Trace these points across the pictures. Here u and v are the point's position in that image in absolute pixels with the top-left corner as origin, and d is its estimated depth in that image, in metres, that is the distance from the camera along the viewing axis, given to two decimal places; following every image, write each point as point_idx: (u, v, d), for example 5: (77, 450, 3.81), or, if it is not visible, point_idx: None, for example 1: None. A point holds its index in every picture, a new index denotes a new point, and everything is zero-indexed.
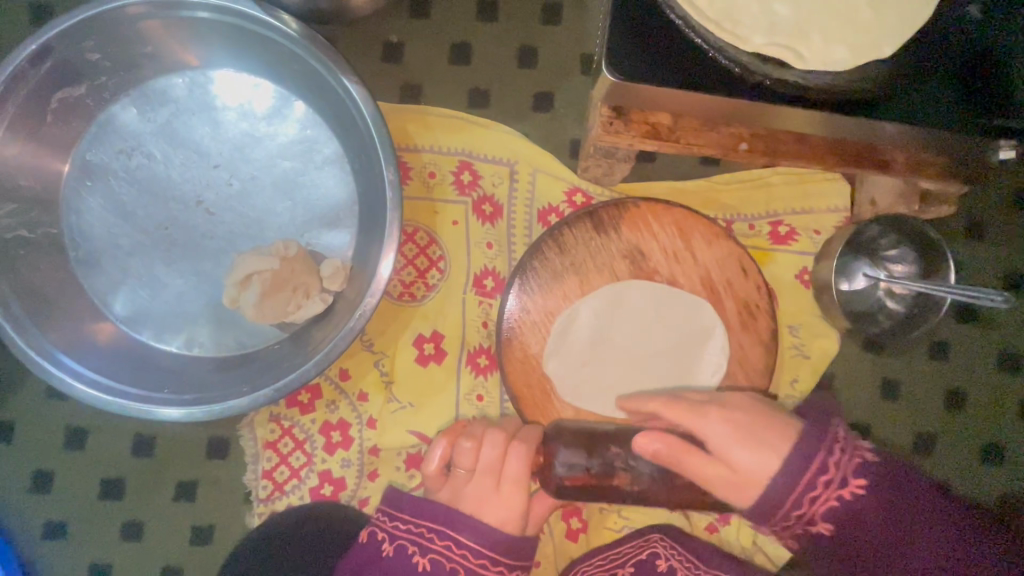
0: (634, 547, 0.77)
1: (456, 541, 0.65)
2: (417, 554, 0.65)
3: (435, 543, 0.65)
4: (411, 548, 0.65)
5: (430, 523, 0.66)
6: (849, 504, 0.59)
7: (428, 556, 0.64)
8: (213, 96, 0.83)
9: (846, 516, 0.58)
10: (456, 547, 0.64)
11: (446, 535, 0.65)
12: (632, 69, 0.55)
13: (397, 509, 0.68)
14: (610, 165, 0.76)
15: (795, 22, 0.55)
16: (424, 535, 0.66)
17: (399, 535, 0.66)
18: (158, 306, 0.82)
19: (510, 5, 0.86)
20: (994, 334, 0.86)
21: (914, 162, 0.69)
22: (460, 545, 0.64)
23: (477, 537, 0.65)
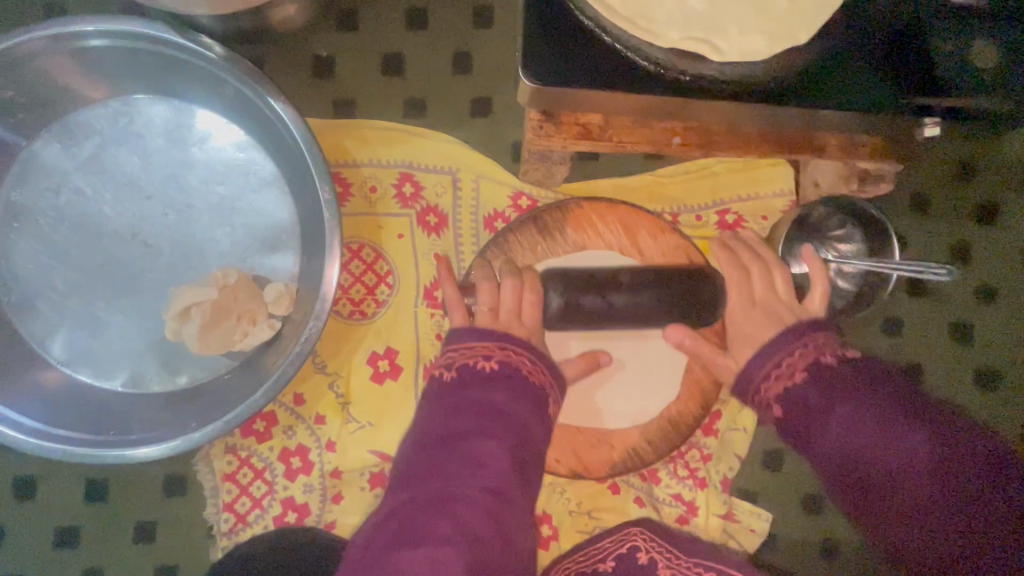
0: (614, 543, 0.74)
1: (513, 375, 0.61)
2: (483, 364, 0.62)
3: (489, 370, 0.61)
4: (473, 360, 0.62)
5: (495, 348, 0.63)
6: (804, 393, 0.58)
7: (495, 366, 0.62)
8: (140, 125, 0.80)
9: (794, 396, 0.59)
10: (523, 359, 0.63)
11: (513, 372, 0.62)
12: (546, 73, 0.54)
13: (454, 342, 0.65)
14: (548, 167, 0.75)
15: (709, 15, 0.55)
16: (483, 360, 0.62)
17: (462, 357, 0.63)
18: (101, 346, 0.79)
19: (439, 10, 0.84)
20: (946, 305, 0.87)
21: (846, 143, 0.69)
22: (496, 388, 0.60)
23: (532, 381, 0.62)
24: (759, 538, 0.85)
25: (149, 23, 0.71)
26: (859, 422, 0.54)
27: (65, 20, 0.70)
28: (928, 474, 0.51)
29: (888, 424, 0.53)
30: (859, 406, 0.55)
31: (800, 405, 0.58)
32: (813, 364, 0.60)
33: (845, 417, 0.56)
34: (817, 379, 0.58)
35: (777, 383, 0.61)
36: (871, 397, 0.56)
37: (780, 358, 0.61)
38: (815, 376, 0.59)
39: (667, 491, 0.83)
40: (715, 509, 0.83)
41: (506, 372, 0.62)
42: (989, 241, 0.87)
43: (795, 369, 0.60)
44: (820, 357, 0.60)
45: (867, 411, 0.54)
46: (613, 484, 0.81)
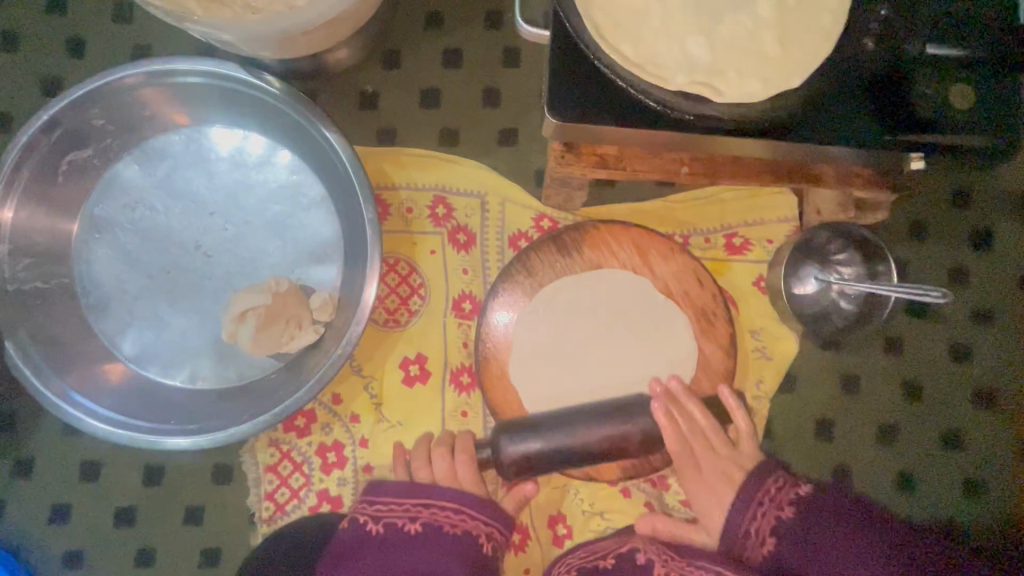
0: (616, 544, 0.77)
1: (438, 530, 0.71)
2: (409, 525, 0.71)
3: (415, 532, 0.70)
4: (401, 521, 0.72)
5: (417, 502, 0.73)
6: (784, 553, 0.64)
7: (421, 527, 0.71)
8: (207, 150, 0.91)
9: (744, 520, 0.68)
10: (442, 516, 0.72)
11: (432, 529, 0.70)
12: (567, 111, 0.62)
13: (379, 496, 0.74)
14: (568, 192, 0.83)
15: (712, 62, 0.63)
16: (410, 522, 0.72)
17: (390, 514, 0.72)
18: (164, 344, 0.88)
19: (472, 52, 0.94)
20: (946, 327, 0.91)
21: (842, 174, 0.76)
22: (422, 538, 0.70)
23: (459, 537, 0.70)
24: (765, 546, 0.89)
25: (223, 63, 0.82)
26: (836, 565, 0.61)
27: (154, 61, 0.82)
28: (860, 559, 0.60)
29: (858, 558, 0.60)
30: (802, 511, 0.66)
31: (777, 565, 0.64)
32: (778, 530, 0.66)
33: (762, 504, 0.68)
34: (787, 538, 0.65)
35: (707, 445, 0.71)
36: (838, 527, 0.63)
37: (707, 427, 0.70)
38: (758, 482, 0.69)
39: (676, 497, 0.88)
40: None
41: (434, 532, 0.70)
42: (987, 268, 0.92)
43: (737, 442, 0.70)
44: (779, 516, 0.66)
45: (838, 557, 0.61)
46: (624, 488, 0.86)
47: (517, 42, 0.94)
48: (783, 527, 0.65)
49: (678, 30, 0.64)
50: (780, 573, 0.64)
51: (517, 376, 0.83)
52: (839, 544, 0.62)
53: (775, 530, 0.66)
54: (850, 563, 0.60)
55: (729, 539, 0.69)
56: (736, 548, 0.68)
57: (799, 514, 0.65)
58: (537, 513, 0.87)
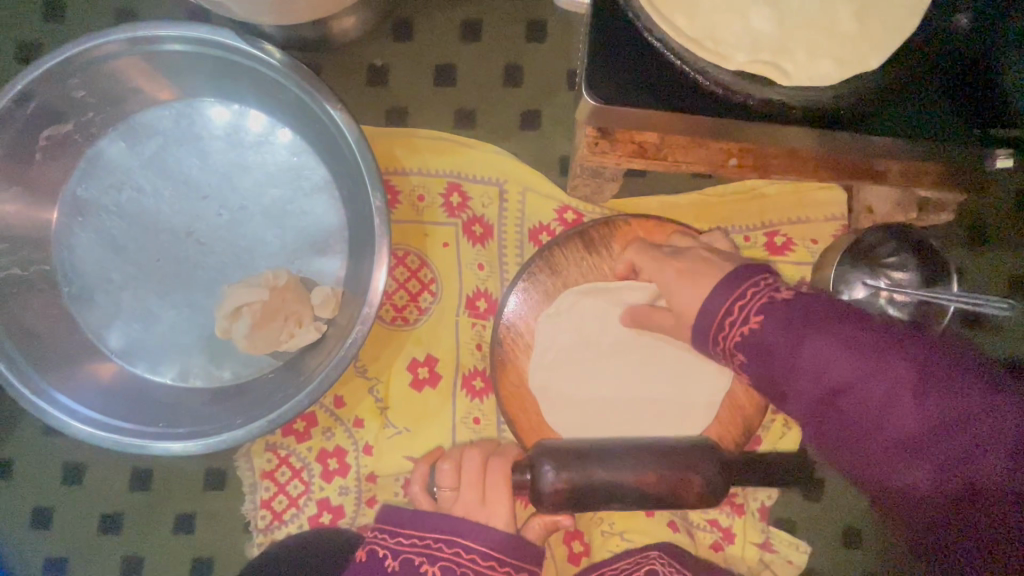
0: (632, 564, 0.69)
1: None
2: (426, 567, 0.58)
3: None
4: (419, 559, 0.59)
5: (440, 535, 0.60)
6: (760, 335, 0.58)
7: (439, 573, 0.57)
8: (200, 127, 0.83)
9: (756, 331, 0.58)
10: (467, 561, 0.58)
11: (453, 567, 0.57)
12: (611, 93, 0.54)
13: (398, 524, 0.61)
14: (598, 183, 0.75)
15: (777, 39, 0.54)
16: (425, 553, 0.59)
17: (407, 548, 0.59)
18: (153, 339, 0.81)
19: (493, 23, 0.85)
20: (1001, 339, 0.84)
21: (908, 171, 0.68)
22: None
23: None
24: (797, 570, 0.83)
25: (215, 29, 0.73)
26: (829, 354, 0.53)
27: (140, 25, 0.73)
28: (884, 388, 0.50)
29: (857, 344, 0.52)
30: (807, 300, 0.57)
31: (761, 350, 0.58)
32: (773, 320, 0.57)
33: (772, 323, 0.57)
34: (775, 322, 0.57)
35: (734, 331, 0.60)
36: (832, 324, 0.54)
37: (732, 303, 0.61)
38: (769, 317, 0.58)
39: (702, 516, 0.81)
40: (752, 537, 0.81)
41: None
42: None
43: (748, 313, 0.59)
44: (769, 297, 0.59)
45: (835, 351, 0.53)
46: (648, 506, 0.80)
47: (543, 13, 0.85)
48: (811, 355, 0.54)
49: (738, 2, 0.55)
50: (762, 359, 0.58)
51: (537, 383, 0.76)
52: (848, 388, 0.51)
53: (799, 370, 0.54)
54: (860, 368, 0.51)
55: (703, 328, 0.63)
56: (711, 332, 0.63)
57: (840, 341, 0.52)
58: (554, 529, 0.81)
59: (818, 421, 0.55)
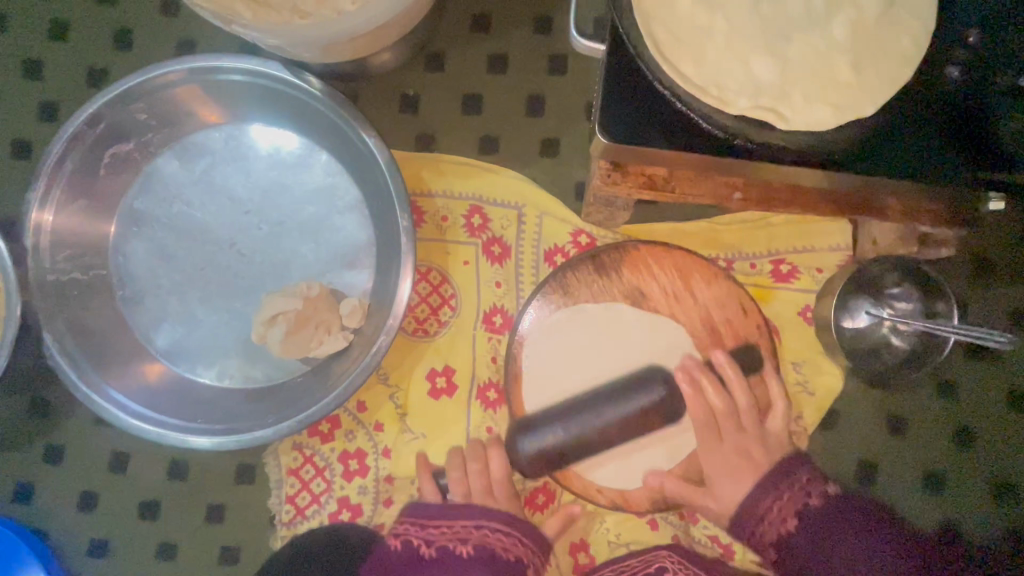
0: (643, 562, 0.79)
1: (479, 556, 0.72)
2: (460, 548, 0.73)
3: (467, 556, 0.72)
4: (454, 543, 0.73)
5: (463, 524, 0.75)
6: (797, 539, 0.69)
7: (471, 551, 0.73)
8: (245, 148, 0.90)
9: (806, 518, 0.70)
10: (480, 534, 0.74)
11: (484, 551, 0.73)
12: (620, 132, 0.59)
13: (419, 513, 0.76)
14: (611, 211, 0.80)
15: (777, 85, 0.59)
16: (462, 543, 0.73)
17: (441, 536, 0.74)
18: (194, 341, 0.88)
19: (518, 56, 0.91)
20: (1005, 371, 0.86)
21: (909, 207, 0.71)
22: (474, 568, 0.71)
23: (511, 563, 0.73)
24: None
25: (265, 62, 0.81)
26: (856, 549, 0.66)
27: (196, 57, 0.81)
28: (874, 549, 0.66)
29: (871, 529, 0.68)
30: (827, 502, 0.70)
31: (792, 552, 0.69)
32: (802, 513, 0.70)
33: (809, 522, 0.69)
34: (807, 522, 0.69)
35: (772, 529, 0.71)
36: (864, 530, 0.68)
37: (760, 502, 0.73)
38: (828, 507, 0.69)
39: (703, 531, 0.84)
40: (752, 554, 0.84)
41: (463, 558, 0.72)
42: None
43: (775, 514, 0.71)
44: (807, 501, 0.70)
45: (857, 540, 0.67)
46: (651, 519, 0.83)
47: (565, 49, 0.91)
48: (858, 549, 0.66)
49: (743, 52, 0.60)
50: (819, 547, 0.67)
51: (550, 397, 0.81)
52: (861, 539, 0.67)
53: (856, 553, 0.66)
54: (858, 544, 0.67)
55: None
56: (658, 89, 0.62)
57: (877, 545, 0.66)
58: (559, 537, 0.84)
59: (825, 569, 0.67)
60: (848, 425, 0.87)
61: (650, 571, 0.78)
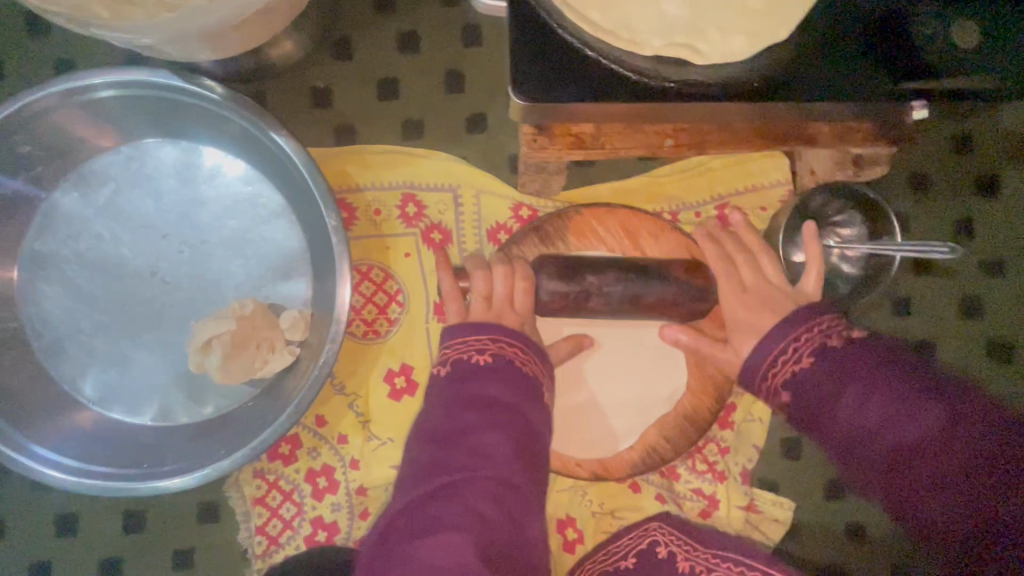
0: (634, 539, 0.75)
1: (508, 368, 0.63)
2: (477, 358, 0.64)
3: (488, 365, 0.63)
4: (467, 355, 0.65)
5: (495, 346, 0.65)
6: (807, 373, 0.60)
7: (489, 360, 0.64)
8: (151, 168, 0.84)
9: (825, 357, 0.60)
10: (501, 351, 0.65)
11: (504, 362, 0.64)
12: (534, 92, 0.56)
13: (450, 341, 0.67)
14: (545, 178, 0.77)
15: (691, 20, 0.57)
16: (479, 354, 0.65)
17: (456, 351, 0.65)
18: (128, 382, 0.82)
19: (429, 33, 0.86)
20: (954, 281, 0.87)
21: (840, 130, 0.70)
22: (490, 379, 0.62)
23: (523, 372, 0.64)
24: (783, 527, 0.85)
25: (153, 70, 0.74)
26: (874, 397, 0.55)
27: (72, 75, 0.74)
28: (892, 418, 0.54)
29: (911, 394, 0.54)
30: (827, 355, 0.60)
31: (802, 394, 0.60)
32: (826, 349, 0.60)
33: (831, 358, 0.60)
34: (825, 364, 0.59)
35: (786, 368, 0.62)
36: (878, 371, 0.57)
37: (786, 344, 0.63)
38: (822, 358, 0.60)
39: (687, 486, 0.83)
40: (737, 500, 0.83)
41: (505, 365, 0.63)
42: (993, 214, 0.87)
43: (802, 354, 0.61)
44: (826, 340, 0.60)
45: (878, 389, 0.55)
46: (633, 482, 0.82)
47: (476, 19, 0.87)
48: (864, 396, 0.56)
49: None
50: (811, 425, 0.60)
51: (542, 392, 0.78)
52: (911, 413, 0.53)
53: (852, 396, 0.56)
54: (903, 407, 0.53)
55: (751, 368, 0.65)
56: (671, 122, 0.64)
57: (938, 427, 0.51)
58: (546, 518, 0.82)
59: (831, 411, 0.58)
60: None
61: (644, 547, 0.75)
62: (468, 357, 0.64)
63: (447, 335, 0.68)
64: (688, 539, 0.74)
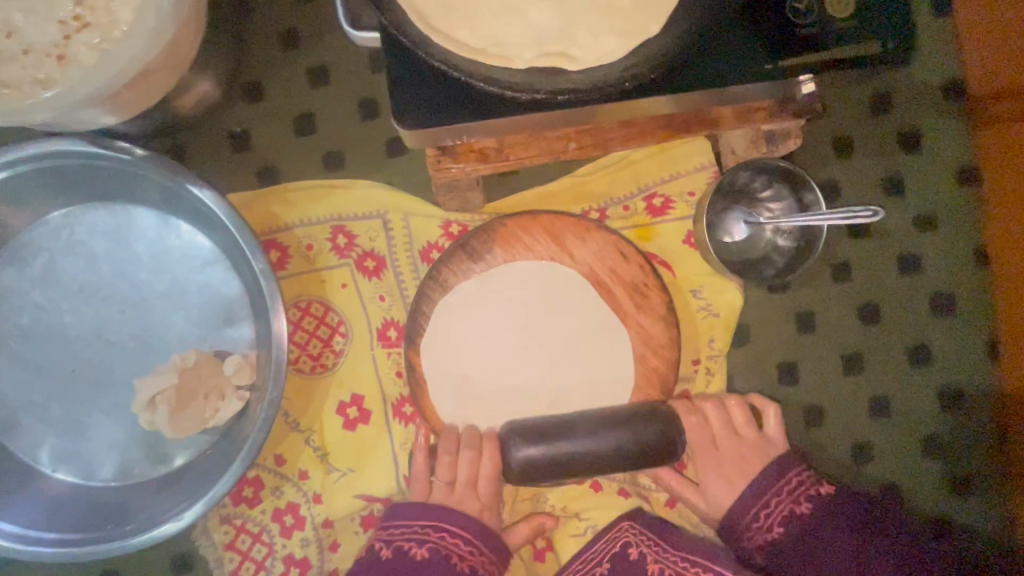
0: (609, 542, 0.78)
1: (445, 564, 0.72)
2: (415, 551, 0.73)
3: (421, 557, 0.72)
4: (409, 544, 0.73)
5: (438, 541, 0.74)
6: (796, 525, 0.74)
7: (427, 553, 0.73)
8: (81, 234, 0.85)
9: (779, 539, 0.74)
10: (450, 544, 0.74)
11: (439, 557, 0.73)
12: (425, 122, 0.57)
13: (397, 518, 0.76)
14: (462, 195, 0.77)
15: (558, 29, 0.57)
16: (415, 547, 0.73)
17: (397, 538, 0.74)
18: (87, 446, 0.83)
19: (337, 64, 0.87)
20: (889, 241, 0.87)
21: (741, 111, 0.70)
22: (428, 575, 0.71)
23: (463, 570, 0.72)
24: None
25: (64, 139, 0.75)
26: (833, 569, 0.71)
27: None
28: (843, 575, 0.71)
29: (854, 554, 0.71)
30: (817, 508, 0.74)
31: (777, 551, 0.74)
32: (791, 517, 0.74)
33: (794, 524, 0.74)
34: (792, 530, 0.74)
35: (764, 522, 0.75)
36: (836, 530, 0.73)
37: (761, 502, 0.76)
38: (787, 527, 0.74)
39: (649, 478, 0.84)
40: (699, 486, 0.84)
41: (439, 561, 0.72)
42: (921, 169, 0.87)
43: (771, 520, 0.75)
44: (793, 509, 0.74)
45: (833, 560, 0.71)
46: (594, 482, 0.83)
47: None
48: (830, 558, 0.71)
49: (515, 4, 0.58)
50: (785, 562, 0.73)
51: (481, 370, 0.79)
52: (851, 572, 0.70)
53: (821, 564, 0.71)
54: (873, 561, 0.70)
55: (734, 522, 0.77)
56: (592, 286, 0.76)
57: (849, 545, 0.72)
58: (513, 528, 0.83)
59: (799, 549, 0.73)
60: (761, 336, 0.87)
61: (619, 549, 0.78)
62: (408, 549, 0.73)
63: (395, 513, 0.76)
64: (659, 539, 0.77)
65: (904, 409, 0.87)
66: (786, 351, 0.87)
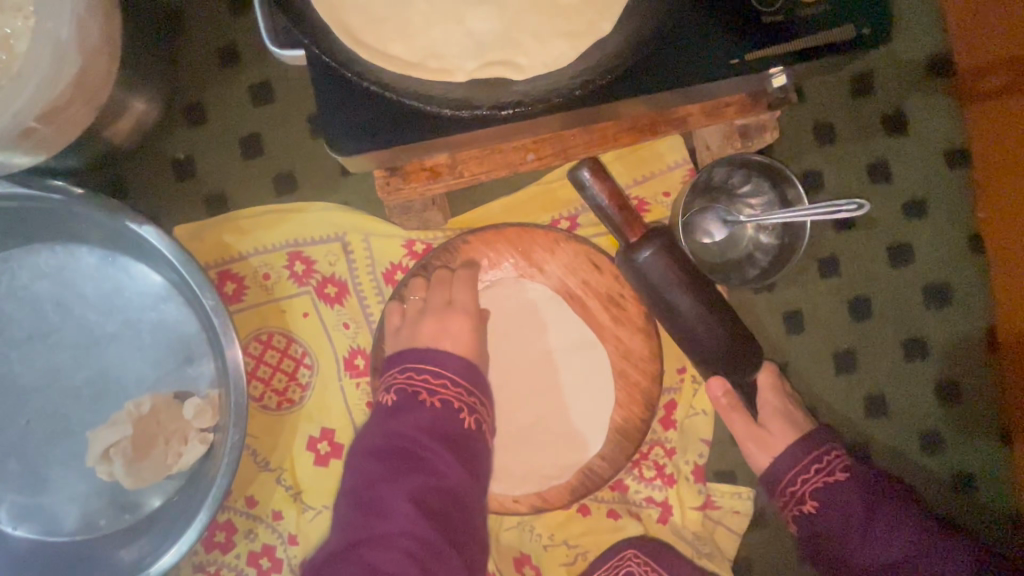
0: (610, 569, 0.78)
1: (415, 402, 0.65)
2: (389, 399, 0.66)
3: (430, 405, 0.65)
4: (412, 390, 0.66)
5: (441, 393, 0.66)
6: (837, 495, 0.70)
7: (437, 404, 0.65)
8: (23, 279, 0.80)
9: (837, 497, 0.70)
10: (442, 389, 0.66)
11: (449, 412, 0.65)
12: (354, 145, 0.52)
13: (409, 361, 0.68)
14: (419, 213, 0.72)
15: (498, 35, 0.52)
16: (419, 397, 0.66)
17: (396, 382, 0.67)
18: (47, 501, 0.79)
19: (281, 79, 0.81)
20: (878, 230, 0.82)
21: (709, 107, 0.65)
22: (408, 417, 0.64)
23: (437, 411, 0.65)
24: (747, 519, 0.82)
25: None
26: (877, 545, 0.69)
27: None
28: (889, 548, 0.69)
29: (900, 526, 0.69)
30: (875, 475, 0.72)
31: (828, 515, 0.70)
32: (854, 473, 0.70)
33: (858, 481, 0.70)
34: (856, 483, 0.70)
35: (815, 480, 0.71)
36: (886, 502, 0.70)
37: (816, 458, 0.71)
38: (849, 481, 0.70)
39: (639, 496, 0.80)
40: (691, 501, 0.80)
41: (409, 398, 0.65)
42: (908, 151, 0.82)
43: (832, 469, 0.70)
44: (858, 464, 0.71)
45: (881, 532, 0.69)
46: (581, 505, 0.79)
47: None
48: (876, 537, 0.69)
49: (449, 9, 0.53)
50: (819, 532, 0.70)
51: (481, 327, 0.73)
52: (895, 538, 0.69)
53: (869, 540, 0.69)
54: (910, 540, 0.69)
55: (773, 479, 0.73)
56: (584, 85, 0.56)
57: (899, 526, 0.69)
58: (500, 558, 0.79)
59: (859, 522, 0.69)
60: None
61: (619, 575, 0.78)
62: (413, 396, 0.65)
63: (401, 357, 0.69)
64: (661, 565, 0.78)
65: (902, 406, 0.83)
66: (775, 354, 0.83)
